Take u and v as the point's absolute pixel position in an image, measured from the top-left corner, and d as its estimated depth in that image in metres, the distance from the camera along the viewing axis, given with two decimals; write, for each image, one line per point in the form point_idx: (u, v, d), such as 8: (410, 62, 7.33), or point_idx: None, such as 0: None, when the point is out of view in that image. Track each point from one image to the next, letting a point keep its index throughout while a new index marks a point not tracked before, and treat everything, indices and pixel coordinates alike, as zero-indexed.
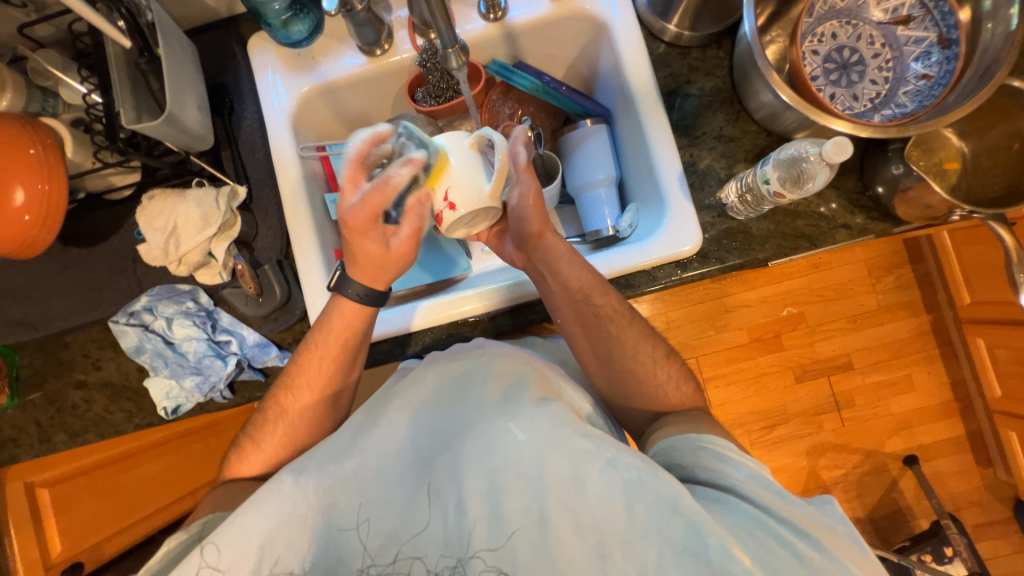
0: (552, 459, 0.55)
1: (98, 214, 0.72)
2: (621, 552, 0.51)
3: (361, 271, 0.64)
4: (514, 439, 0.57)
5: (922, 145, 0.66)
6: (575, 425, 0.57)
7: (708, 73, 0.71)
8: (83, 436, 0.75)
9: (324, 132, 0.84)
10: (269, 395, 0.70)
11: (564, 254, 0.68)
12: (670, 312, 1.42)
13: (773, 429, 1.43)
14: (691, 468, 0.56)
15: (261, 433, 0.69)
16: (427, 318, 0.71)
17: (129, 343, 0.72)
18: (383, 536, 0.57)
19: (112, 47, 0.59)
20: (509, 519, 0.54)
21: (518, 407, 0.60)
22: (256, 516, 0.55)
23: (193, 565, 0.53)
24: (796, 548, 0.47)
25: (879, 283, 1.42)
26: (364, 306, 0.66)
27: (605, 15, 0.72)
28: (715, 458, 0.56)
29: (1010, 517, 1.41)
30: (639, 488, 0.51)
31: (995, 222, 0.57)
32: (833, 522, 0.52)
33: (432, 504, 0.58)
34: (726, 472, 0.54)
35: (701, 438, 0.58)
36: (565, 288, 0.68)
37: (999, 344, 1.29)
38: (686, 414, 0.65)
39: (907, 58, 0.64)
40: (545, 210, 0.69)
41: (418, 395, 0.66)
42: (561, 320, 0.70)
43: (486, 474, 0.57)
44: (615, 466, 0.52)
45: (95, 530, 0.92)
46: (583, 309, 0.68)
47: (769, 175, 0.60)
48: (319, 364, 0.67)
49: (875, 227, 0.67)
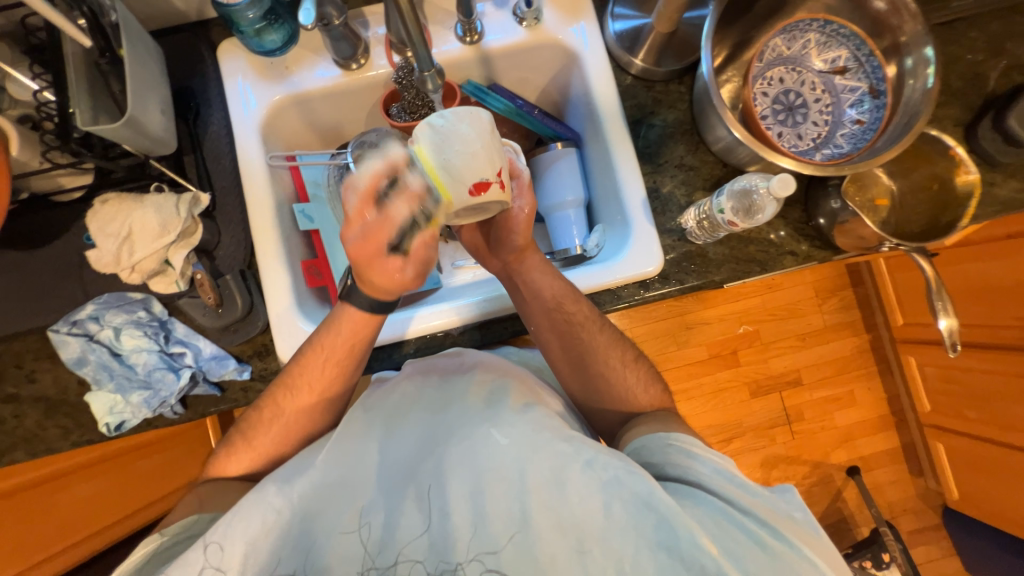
0: (534, 462, 0.55)
1: (44, 216, 0.68)
2: (599, 548, 0.51)
3: (367, 288, 0.62)
4: (495, 444, 0.58)
5: (857, 183, 0.72)
6: (557, 430, 0.57)
7: (670, 106, 0.76)
8: (10, 455, 0.69)
9: (295, 141, 0.83)
10: (267, 392, 0.67)
11: (538, 264, 0.71)
12: (636, 328, 1.47)
13: (730, 442, 1.49)
14: (661, 465, 0.57)
15: (250, 433, 0.66)
16: (417, 328, 0.70)
17: (70, 354, 0.66)
18: (373, 540, 0.55)
19: (72, 46, 0.57)
20: (493, 521, 0.54)
21: (500, 413, 0.61)
22: (240, 526, 0.51)
23: (194, 567, 0.49)
24: (759, 537, 0.49)
25: (825, 304, 1.53)
26: (361, 309, 0.64)
27: (576, 45, 0.76)
28: (682, 454, 0.57)
29: (938, 524, 1.52)
30: (616, 487, 0.51)
31: (917, 253, 0.63)
32: (790, 508, 0.53)
33: (416, 506, 0.57)
34: (693, 467, 0.56)
35: (669, 436, 0.60)
36: (538, 299, 0.70)
37: (926, 363, 1.40)
38: (660, 413, 0.66)
39: (843, 105, 0.71)
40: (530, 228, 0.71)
41: (405, 399, 0.66)
42: (535, 328, 0.71)
43: (471, 478, 0.57)
44: (593, 467, 0.53)
45: (23, 556, 0.80)
46: (557, 317, 0.70)
47: (724, 206, 0.64)
48: (304, 375, 0.66)
49: (818, 254, 0.72)
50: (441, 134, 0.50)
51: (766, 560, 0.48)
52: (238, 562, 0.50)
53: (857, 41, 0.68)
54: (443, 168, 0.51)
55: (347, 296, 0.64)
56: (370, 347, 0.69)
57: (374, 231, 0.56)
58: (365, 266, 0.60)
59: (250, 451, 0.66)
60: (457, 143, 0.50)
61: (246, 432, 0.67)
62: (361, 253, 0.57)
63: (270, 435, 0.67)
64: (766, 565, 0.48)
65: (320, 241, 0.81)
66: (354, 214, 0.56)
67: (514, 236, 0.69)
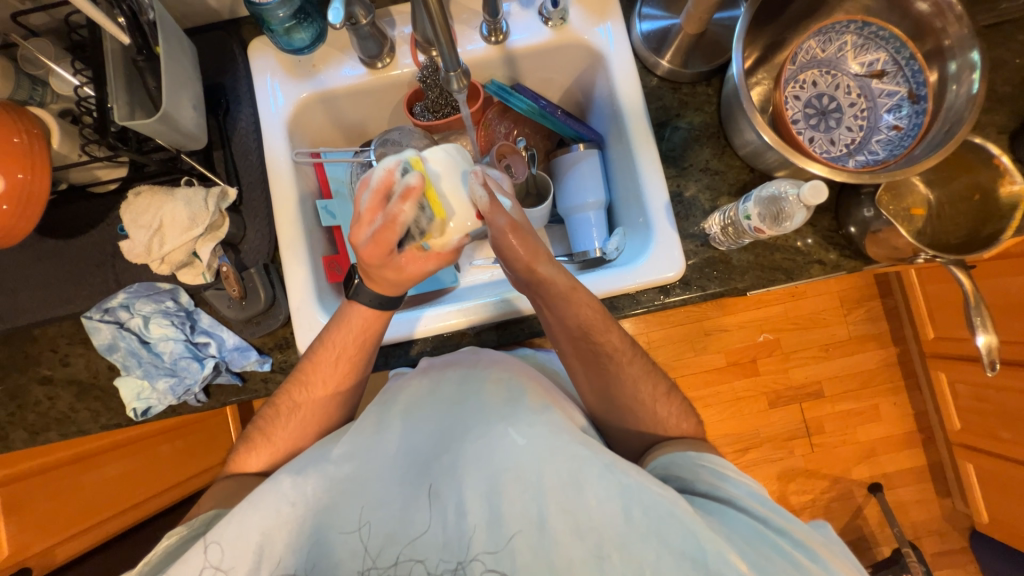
0: (551, 464, 0.54)
1: (81, 206, 0.70)
2: (619, 554, 0.50)
3: (377, 284, 0.64)
4: (512, 443, 0.57)
5: (892, 191, 0.70)
6: (573, 432, 0.57)
7: (696, 109, 0.75)
8: (43, 435, 0.72)
9: (320, 138, 0.84)
10: (281, 388, 0.68)
11: (564, 291, 0.64)
12: (653, 332, 1.45)
13: (747, 452, 1.46)
14: (690, 481, 0.57)
15: (269, 429, 0.68)
16: (426, 327, 0.70)
17: (101, 340, 0.69)
18: (383, 537, 0.54)
19: (110, 43, 0.59)
20: (508, 522, 0.53)
21: (519, 413, 0.60)
22: (255, 516, 0.52)
23: (196, 566, 0.50)
24: (793, 557, 0.48)
25: (851, 315, 1.48)
26: (367, 306, 0.65)
27: (602, 46, 0.75)
28: (714, 475, 0.56)
29: (965, 547, 1.46)
30: (636, 493, 0.51)
31: (955, 266, 0.61)
32: (828, 542, 0.52)
33: (431, 506, 0.56)
34: (723, 487, 0.55)
35: (699, 456, 0.59)
36: (564, 325, 0.67)
37: (958, 379, 1.34)
38: (693, 439, 0.64)
39: (880, 109, 0.69)
40: (538, 246, 0.64)
41: (422, 393, 0.66)
42: (558, 347, 0.71)
43: (485, 478, 0.56)
44: (613, 471, 0.52)
45: (49, 532, 0.83)
46: (582, 344, 0.68)
47: (750, 212, 0.63)
48: (318, 370, 0.67)
49: (847, 264, 0.70)
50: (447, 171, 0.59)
51: None
52: (239, 562, 0.51)
53: (897, 44, 0.66)
54: (454, 199, 0.58)
55: (355, 295, 0.65)
56: (379, 342, 0.69)
57: (377, 245, 0.57)
58: (373, 270, 0.61)
59: (269, 440, 0.68)
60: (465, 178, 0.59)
61: (263, 425, 0.68)
62: (372, 256, 0.59)
63: (287, 434, 0.67)
64: None
65: (341, 237, 0.82)
66: (365, 215, 0.57)
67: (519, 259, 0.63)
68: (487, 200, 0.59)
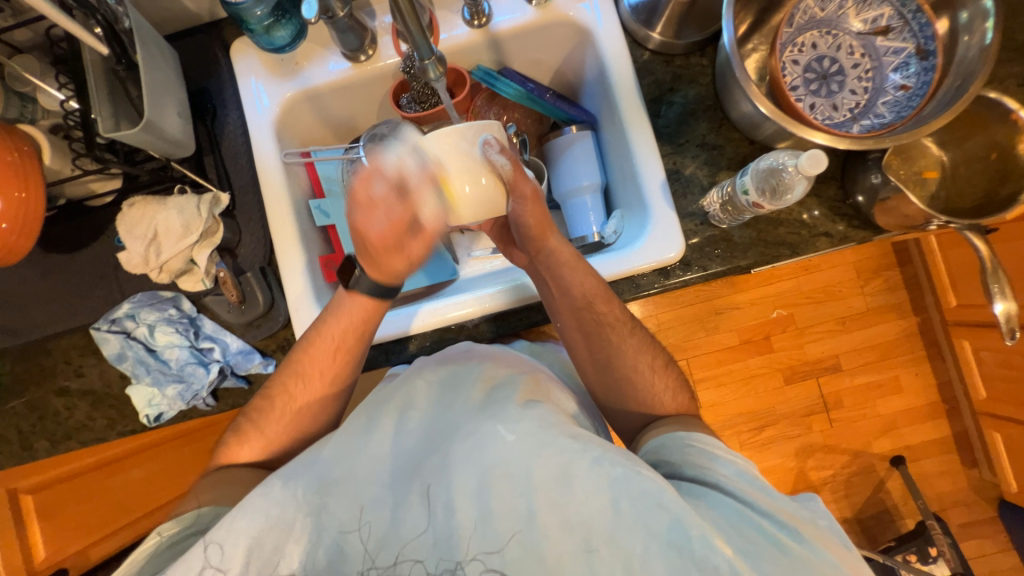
0: (540, 458, 0.54)
1: (80, 219, 0.71)
2: (608, 548, 0.49)
3: (377, 269, 0.64)
4: (501, 441, 0.56)
5: (902, 154, 0.67)
6: (563, 426, 0.56)
7: (691, 81, 0.72)
8: (65, 444, 0.75)
9: (309, 137, 0.84)
10: (274, 380, 0.69)
11: (569, 259, 0.67)
12: (661, 314, 1.43)
13: (763, 430, 1.43)
14: (678, 464, 0.56)
15: (270, 426, 0.68)
16: (428, 321, 0.70)
17: (111, 350, 0.70)
18: (377, 538, 0.55)
19: (89, 54, 0.59)
20: (499, 519, 0.52)
21: (505, 409, 0.59)
22: (244, 519, 0.54)
23: (194, 565, 0.51)
24: (777, 538, 0.47)
25: (868, 285, 1.43)
26: (366, 295, 0.67)
27: (589, 22, 0.72)
28: (703, 455, 0.55)
29: (994, 517, 1.42)
30: (625, 484, 0.50)
31: (971, 231, 0.57)
32: (814, 516, 0.51)
33: (420, 504, 0.56)
34: (712, 469, 0.54)
35: (688, 436, 0.58)
36: (568, 295, 0.67)
37: (983, 347, 1.30)
38: (682, 416, 0.63)
39: (886, 68, 0.65)
40: (545, 212, 0.66)
41: (414, 397, 0.66)
42: (561, 323, 0.70)
43: (476, 476, 0.55)
44: (601, 464, 0.52)
45: (82, 533, 0.93)
46: (586, 316, 0.67)
47: (748, 186, 0.61)
48: (311, 379, 0.69)
49: (856, 235, 0.67)
50: (481, 143, 0.55)
51: (784, 560, 0.46)
52: (236, 561, 0.52)
53: None
54: (493, 172, 0.56)
55: (356, 286, 0.66)
56: (372, 339, 0.70)
57: (391, 229, 0.58)
58: (376, 255, 0.61)
59: (277, 439, 0.69)
60: (497, 147, 0.56)
61: (259, 425, 0.68)
62: (381, 242, 0.59)
63: (279, 435, 0.68)
64: (784, 566, 0.46)
65: (336, 236, 0.82)
66: (377, 201, 0.56)
67: (527, 226, 0.65)
68: (512, 167, 0.57)
